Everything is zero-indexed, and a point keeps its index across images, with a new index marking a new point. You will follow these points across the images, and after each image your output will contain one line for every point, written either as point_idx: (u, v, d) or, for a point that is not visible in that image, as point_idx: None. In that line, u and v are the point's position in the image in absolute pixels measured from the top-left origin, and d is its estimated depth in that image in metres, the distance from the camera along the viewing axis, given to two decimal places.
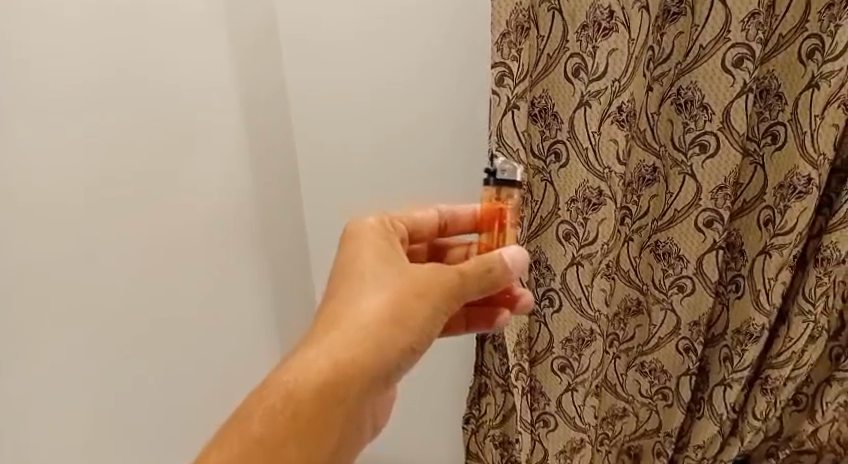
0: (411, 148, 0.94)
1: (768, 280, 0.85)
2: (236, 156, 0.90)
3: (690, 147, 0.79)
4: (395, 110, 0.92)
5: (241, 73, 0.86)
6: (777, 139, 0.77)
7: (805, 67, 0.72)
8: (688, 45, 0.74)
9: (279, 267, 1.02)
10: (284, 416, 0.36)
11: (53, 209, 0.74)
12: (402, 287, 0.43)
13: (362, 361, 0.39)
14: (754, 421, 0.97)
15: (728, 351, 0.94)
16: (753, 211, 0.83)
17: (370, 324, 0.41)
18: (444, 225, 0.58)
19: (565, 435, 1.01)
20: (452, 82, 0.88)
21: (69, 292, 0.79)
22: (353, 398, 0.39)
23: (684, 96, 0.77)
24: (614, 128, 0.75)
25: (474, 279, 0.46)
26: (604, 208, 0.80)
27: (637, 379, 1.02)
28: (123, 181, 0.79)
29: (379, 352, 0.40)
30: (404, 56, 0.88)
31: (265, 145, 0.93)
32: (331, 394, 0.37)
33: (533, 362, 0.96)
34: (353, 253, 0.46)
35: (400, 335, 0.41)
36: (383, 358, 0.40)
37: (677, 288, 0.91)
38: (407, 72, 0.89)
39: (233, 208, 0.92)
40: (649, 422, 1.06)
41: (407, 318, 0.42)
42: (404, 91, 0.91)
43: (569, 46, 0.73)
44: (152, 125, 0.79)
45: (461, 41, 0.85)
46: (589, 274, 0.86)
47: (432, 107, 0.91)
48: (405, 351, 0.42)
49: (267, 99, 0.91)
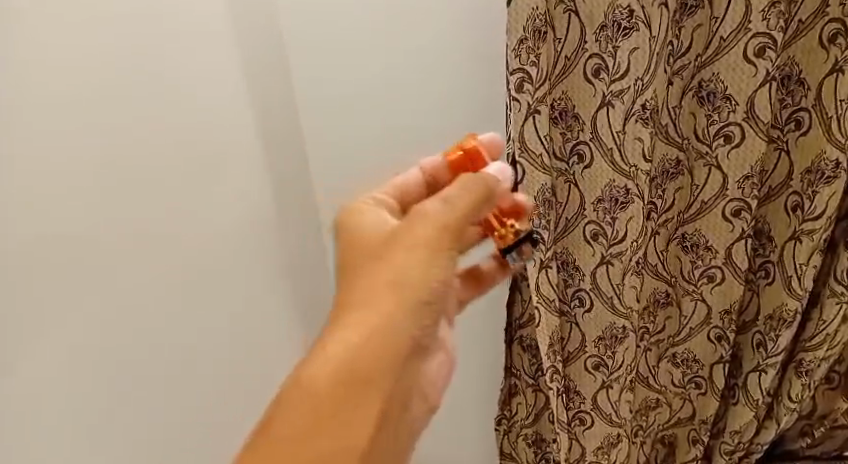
0: (419, 146, 0.92)
1: (798, 266, 0.85)
2: (246, 169, 0.85)
3: (714, 139, 0.79)
4: (404, 102, 0.89)
5: (255, 79, 0.82)
6: (801, 125, 0.77)
7: (827, 52, 0.72)
8: (708, 36, 0.73)
9: (291, 275, 0.97)
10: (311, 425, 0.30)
11: (59, 200, 0.69)
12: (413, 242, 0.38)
13: (374, 340, 0.34)
14: (791, 404, 0.96)
15: (761, 337, 0.94)
16: (779, 198, 0.83)
17: (375, 296, 0.36)
18: (433, 181, 0.48)
19: (601, 432, 1.00)
20: (463, 75, 0.88)
21: (59, 288, 0.72)
22: (382, 370, 0.34)
23: (706, 89, 0.76)
24: (638, 126, 0.75)
25: (473, 216, 0.39)
26: (632, 205, 0.80)
27: (669, 370, 1.02)
28: (125, 179, 0.74)
29: (389, 324, 0.35)
30: (414, 53, 0.86)
31: (275, 149, 0.88)
32: (355, 382, 0.32)
33: (566, 363, 0.96)
34: (352, 226, 0.42)
35: (406, 296, 0.36)
36: (395, 329, 0.35)
37: (707, 278, 0.91)
38: (412, 69, 0.87)
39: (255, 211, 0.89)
40: (682, 411, 1.05)
41: (414, 276, 0.36)
42: (406, 88, 0.88)
43: (587, 47, 0.72)
44: (153, 134, 0.75)
45: (471, 38, 0.86)
46: (619, 272, 0.86)
47: (441, 100, 0.90)
48: (422, 304, 0.37)
49: (274, 102, 0.85)
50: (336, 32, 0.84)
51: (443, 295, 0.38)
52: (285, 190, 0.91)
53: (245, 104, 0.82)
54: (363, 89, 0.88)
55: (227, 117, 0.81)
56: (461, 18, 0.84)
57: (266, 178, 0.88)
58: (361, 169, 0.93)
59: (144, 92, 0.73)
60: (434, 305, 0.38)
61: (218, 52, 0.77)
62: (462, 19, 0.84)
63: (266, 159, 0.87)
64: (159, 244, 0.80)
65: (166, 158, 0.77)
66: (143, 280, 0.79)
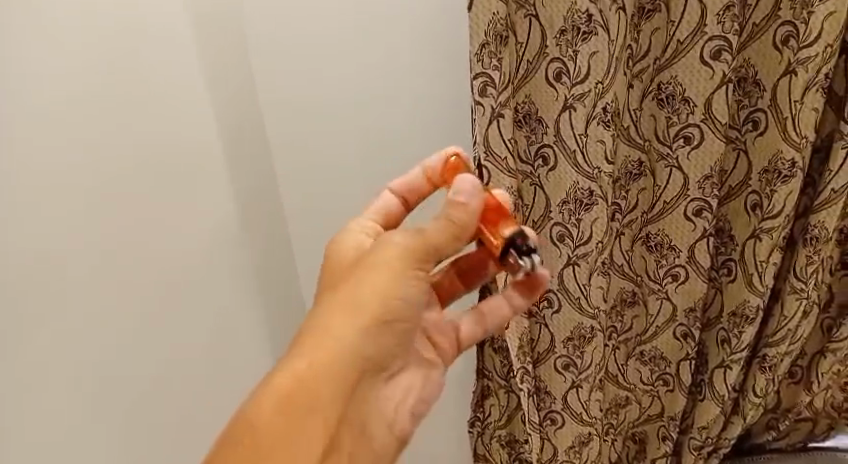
0: (420, 148, 0.97)
1: (759, 263, 0.86)
2: (216, 175, 0.91)
3: (675, 140, 0.80)
4: (391, 100, 0.93)
5: (228, 86, 0.87)
6: (758, 125, 0.79)
7: (780, 54, 0.73)
8: (665, 39, 0.74)
9: (270, 280, 1.05)
10: (246, 447, 0.39)
11: (51, 196, 0.80)
12: (360, 272, 0.46)
13: (318, 366, 0.43)
14: (755, 399, 0.98)
15: (725, 333, 0.95)
16: (740, 197, 0.85)
17: (327, 321, 0.45)
18: (407, 201, 0.56)
19: (572, 431, 1.01)
20: (433, 75, 0.90)
21: None
22: (327, 388, 0.43)
23: (665, 91, 0.77)
24: (600, 128, 0.76)
25: (428, 257, 0.46)
26: (596, 207, 0.81)
27: (638, 368, 1.04)
28: (114, 181, 0.84)
29: (335, 350, 0.44)
30: (391, 52, 0.89)
31: (247, 157, 0.93)
32: (291, 408, 0.41)
33: (537, 363, 0.97)
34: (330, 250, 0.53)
35: (355, 322, 0.44)
36: (338, 355, 0.44)
37: (672, 277, 0.92)
38: (397, 62, 0.89)
39: (237, 211, 0.96)
40: (652, 408, 1.06)
41: (359, 306, 0.45)
42: (398, 77, 0.90)
43: (547, 51, 0.73)
44: (134, 138, 0.83)
45: (447, 35, 0.87)
46: (585, 272, 0.87)
47: (416, 97, 0.92)
48: (369, 326, 0.45)
49: (251, 110, 0.90)
50: (322, 33, 0.87)
51: (391, 318, 0.47)
52: (260, 196, 0.97)
53: (207, 104, 0.86)
54: (347, 92, 0.92)
55: (199, 119, 0.87)
56: (441, 10, 0.85)
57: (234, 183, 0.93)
58: (338, 170, 0.99)
59: (108, 98, 0.79)
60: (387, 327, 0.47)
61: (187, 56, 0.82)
62: (443, 11, 0.85)
63: (238, 164, 0.93)
64: (164, 250, 0.91)
65: (132, 160, 0.84)
66: (124, 282, 0.89)
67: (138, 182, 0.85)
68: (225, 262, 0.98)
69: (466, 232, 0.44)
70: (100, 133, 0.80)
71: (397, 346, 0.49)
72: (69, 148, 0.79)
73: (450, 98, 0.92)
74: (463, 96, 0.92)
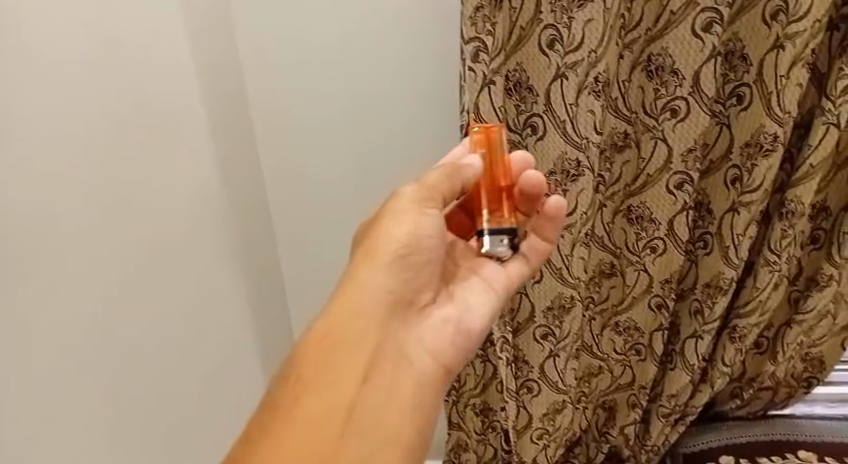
0: (399, 112, 1.01)
1: (736, 236, 0.88)
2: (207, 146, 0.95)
3: (661, 113, 0.81)
4: (366, 61, 0.97)
5: (207, 45, 0.91)
6: (743, 100, 0.80)
7: (769, 28, 0.74)
8: (658, 10, 0.74)
9: (248, 245, 1.10)
10: (289, 385, 0.39)
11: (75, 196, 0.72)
12: (373, 224, 0.50)
13: (351, 307, 0.45)
14: (723, 368, 1.01)
15: (699, 304, 0.98)
16: (719, 171, 0.87)
17: (354, 273, 0.47)
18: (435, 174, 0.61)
19: (547, 400, 1.03)
20: (416, 40, 0.94)
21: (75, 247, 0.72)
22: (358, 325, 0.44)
23: (654, 63, 0.78)
24: (591, 98, 0.74)
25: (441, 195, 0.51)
26: (583, 178, 0.81)
27: (612, 338, 1.06)
28: (105, 139, 0.76)
29: (359, 293, 0.46)
30: (363, 19, 0.93)
31: (232, 117, 0.99)
32: (328, 346, 0.42)
33: (516, 332, 0.99)
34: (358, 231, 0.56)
35: (374, 262, 0.48)
36: (366, 292, 0.46)
37: (650, 249, 0.93)
38: (368, 26, 0.94)
39: (217, 183, 0.99)
40: (622, 377, 1.09)
41: (375, 246, 0.48)
42: (376, 42, 0.95)
43: (542, 17, 0.72)
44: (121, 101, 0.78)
45: (431, 6, 0.91)
46: (569, 243, 0.87)
47: (396, 65, 0.97)
48: (390, 260, 0.48)
49: (228, 67, 0.97)
50: None
51: (414, 249, 0.49)
52: (237, 160, 1.02)
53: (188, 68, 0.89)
54: (322, 60, 0.97)
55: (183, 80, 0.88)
56: None
57: (215, 149, 0.97)
58: (326, 140, 1.05)
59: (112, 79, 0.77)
60: (413, 258, 0.49)
61: (164, 12, 0.83)
62: None
63: (220, 131, 0.97)
64: (155, 215, 0.86)
65: (116, 112, 0.77)
66: (111, 246, 0.78)
67: (127, 143, 0.80)
68: (207, 228, 0.99)
69: (462, 177, 0.52)
70: (109, 121, 0.76)
71: (427, 278, 0.50)
72: (102, 126, 0.75)
73: (437, 64, 0.96)
74: (451, 61, 0.96)
